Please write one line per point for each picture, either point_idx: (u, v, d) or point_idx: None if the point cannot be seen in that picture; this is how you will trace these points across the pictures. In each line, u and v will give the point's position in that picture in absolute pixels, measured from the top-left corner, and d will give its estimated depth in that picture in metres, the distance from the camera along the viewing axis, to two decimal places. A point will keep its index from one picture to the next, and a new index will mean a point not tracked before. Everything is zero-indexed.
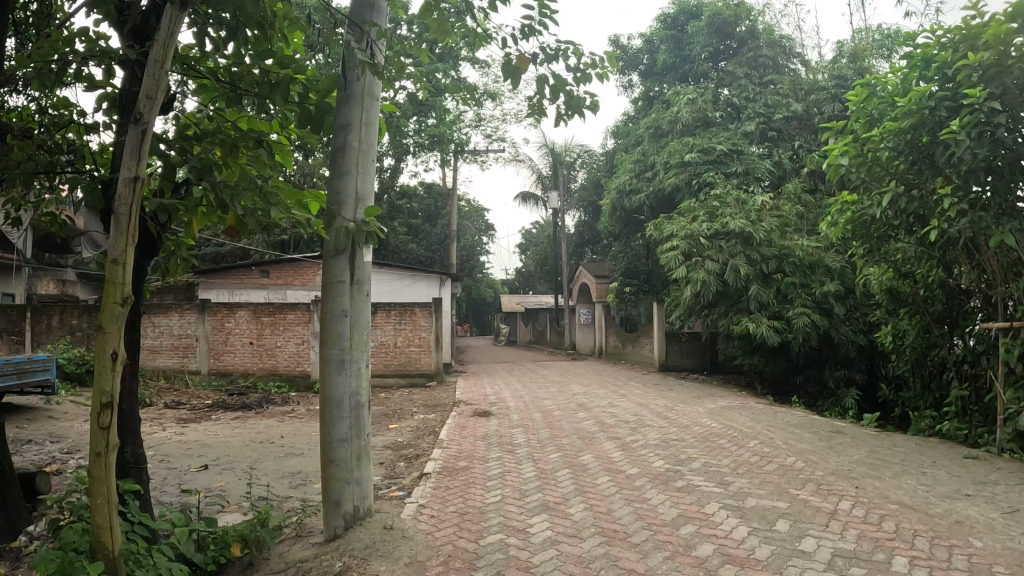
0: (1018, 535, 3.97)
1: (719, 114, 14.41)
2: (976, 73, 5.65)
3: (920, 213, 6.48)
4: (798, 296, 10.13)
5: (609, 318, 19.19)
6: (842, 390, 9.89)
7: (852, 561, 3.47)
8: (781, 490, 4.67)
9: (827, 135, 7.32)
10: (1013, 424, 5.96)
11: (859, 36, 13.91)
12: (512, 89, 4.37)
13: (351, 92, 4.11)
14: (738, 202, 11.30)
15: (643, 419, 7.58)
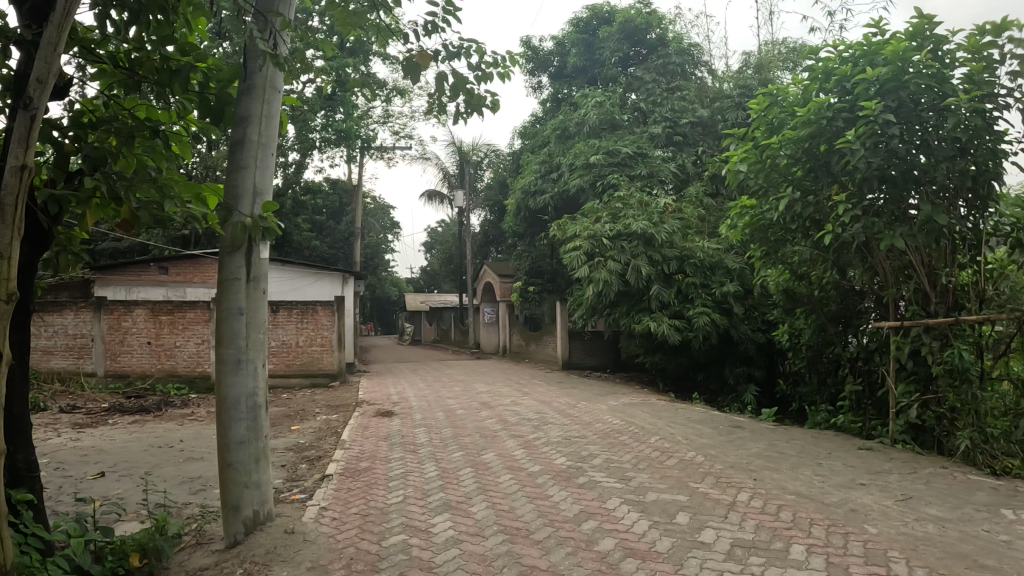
0: (910, 521, 4.12)
1: (625, 118, 14.59)
2: (874, 87, 5.83)
3: (816, 218, 6.69)
4: (698, 296, 10.37)
5: (513, 317, 19.26)
6: (742, 386, 10.38)
7: (751, 550, 3.54)
8: (681, 484, 4.74)
9: (727, 140, 7.52)
10: (905, 417, 6.20)
11: (766, 48, 14.28)
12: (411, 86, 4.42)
13: (251, 83, 4.01)
14: (640, 204, 11.40)
15: (545, 417, 7.62)
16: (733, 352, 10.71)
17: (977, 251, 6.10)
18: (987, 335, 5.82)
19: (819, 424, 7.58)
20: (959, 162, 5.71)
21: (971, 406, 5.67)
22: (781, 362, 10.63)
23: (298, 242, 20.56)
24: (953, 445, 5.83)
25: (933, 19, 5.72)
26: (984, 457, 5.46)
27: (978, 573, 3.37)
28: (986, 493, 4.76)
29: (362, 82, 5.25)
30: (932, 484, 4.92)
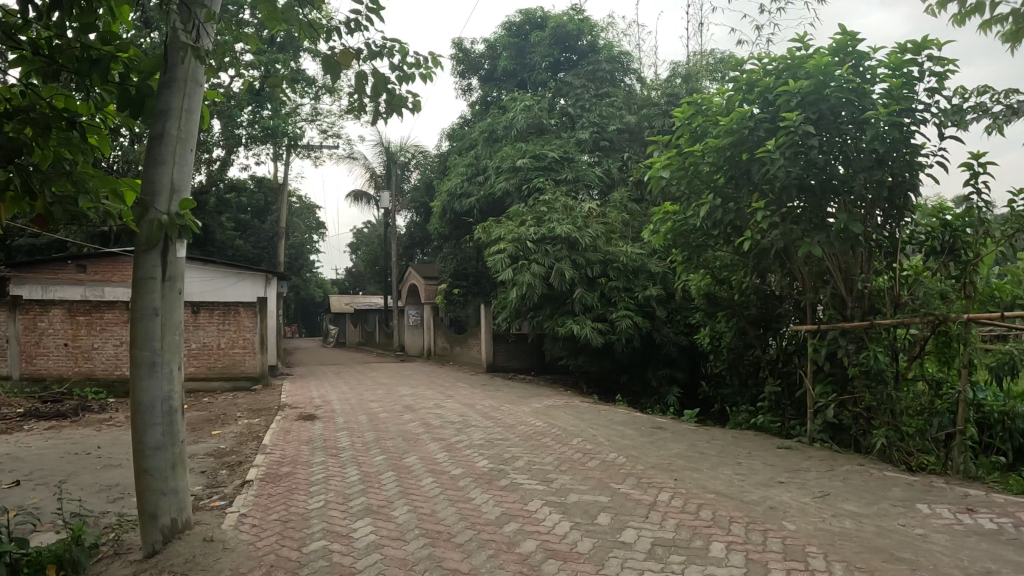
0: (827, 517, 4.21)
1: (553, 122, 14.67)
2: (795, 99, 5.94)
3: (736, 224, 6.82)
4: (620, 299, 10.46)
5: (438, 320, 19.21)
6: (665, 388, 10.51)
7: (672, 549, 3.57)
8: (603, 485, 4.76)
9: (652, 147, 7.61)
10: (822, 417, 6.35)
11: (694, 59, 14.54)
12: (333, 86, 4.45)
13: (173, 75, 3.90)
14: (565, 208, 11.43)
15: (469, 420, 7.59)
16: (656, 355, 10.83)
17: (893, 259, 6.30)
18: (902, 338, 6.00)
19: (740, 425, 7.70)
20: (876, 173, 5.87)
21: (887, 406, 5.84)
22: (703, 364, 10.79)
23: (221, 242, 20.15)
24: (869, 444, 6.00)
25: (856, 36, 5.79)
26: (898, 454, 5.64)
27: (891, 566, 3.47)
28: (899, 489, 4.90)
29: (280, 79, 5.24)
30: (849, 481, 5.04)
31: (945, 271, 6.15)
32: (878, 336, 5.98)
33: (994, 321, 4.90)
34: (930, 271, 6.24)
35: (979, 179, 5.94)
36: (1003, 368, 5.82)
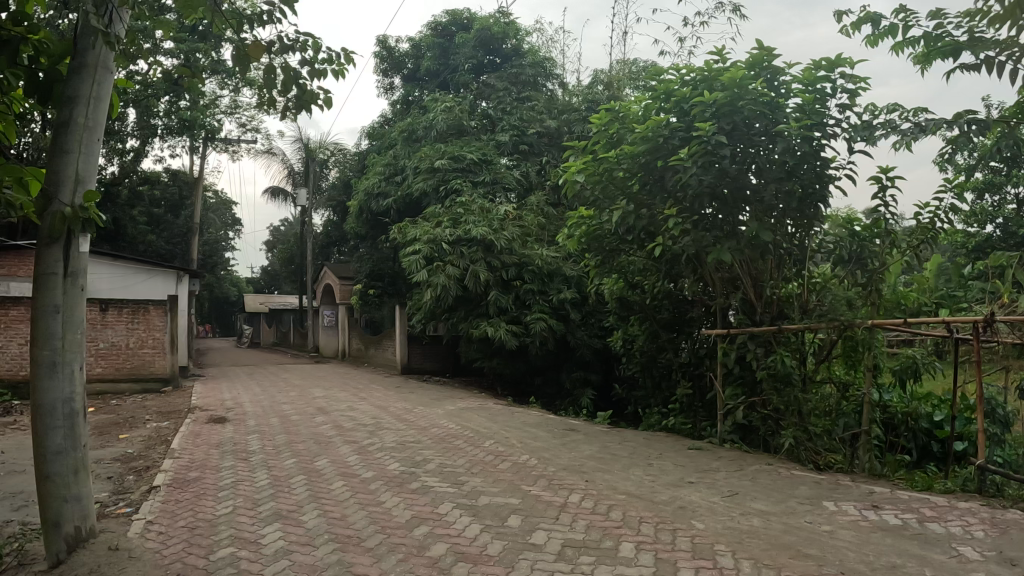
0: (735, 516, 4.29)
1: (473, 124, 14.69)
2: (709, 111, 6.04)
3: (650, 230, 6.93)
4: (535, 302, 10.51)
5: (353, 320, 19.03)
6: (578, 390, 10.62)
7: (582, 550, 3.60)
8: (514, 487, 4.77)
9: (568, 151, 7.69)
10: (732, 418, 6.49)
11: (614, 67, 14.71)
12: (243, 77, 4.41)
13: (84, 60, 3.77)
14: (482, 211, 11.39)
15: (382, 423, 7.53)
16: (569, 359, 10.91)
17: (802, 267, 6.59)
18: (809, 342, 6.17)
19: (650, 427, 7.82)
20: (786, 184, 6.03)
21: (794, 407, 5.99)
22: (615, 368, 10.94)
23: (133, 236, 19.61)
24: (777, 445, 6.15)
25: (772, 52, 5.92)
26: (807, 454, 5.81)
27: (797, 563, 3.56)
28: (806, 487, 5.04)
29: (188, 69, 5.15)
30: (757, 480, 5.15)
31: (852, 278, 6.39)
32: (787, 341, 6.16)
33: (899, 326, 5.08)
34: (838, 277, 6.44)
35: (887, 192, 6.17)
36: (906, 371, 6.18)
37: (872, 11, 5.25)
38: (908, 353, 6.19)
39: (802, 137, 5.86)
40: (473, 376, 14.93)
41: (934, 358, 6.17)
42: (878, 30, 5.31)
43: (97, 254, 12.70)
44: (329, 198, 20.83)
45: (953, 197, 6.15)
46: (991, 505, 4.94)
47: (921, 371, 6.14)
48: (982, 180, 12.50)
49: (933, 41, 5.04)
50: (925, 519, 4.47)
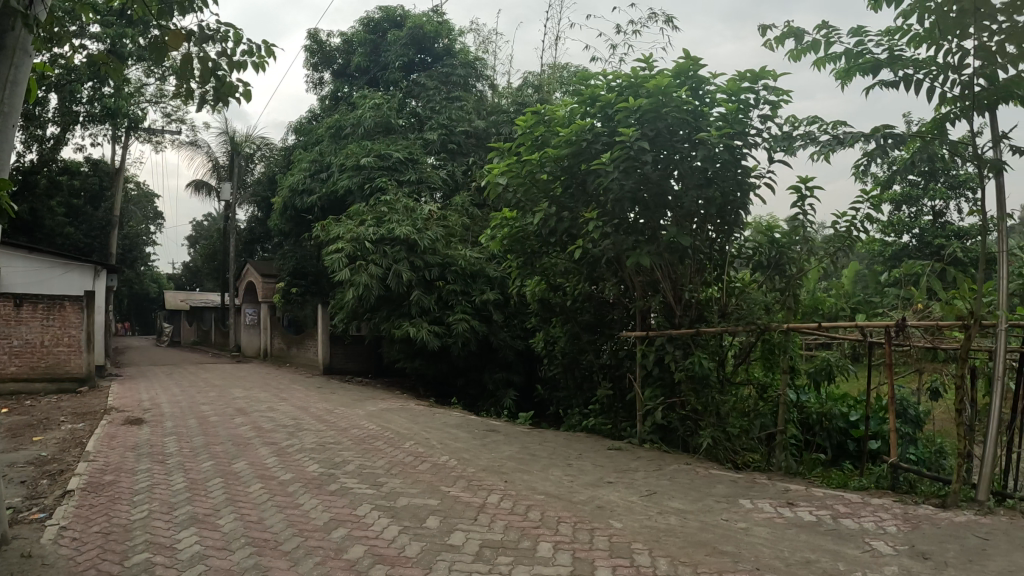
0: (653, 515, 4.37)
1: (401, 122, 14.66)
2: (633, 117, 6.13)
3: (571, 233, 7.02)
4: (458, 303, 10.53)
5: (276, 319, 18.78)
6: (501, 391, 10.69)
7: (499, 550, 3.63)
8: (433, 488, 4.78)
9: (493, 152, 7.75)
10: (652, 419, 6.60)
11: (543, 71, 14.83)
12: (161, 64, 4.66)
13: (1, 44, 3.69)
14: (406, 210, 11.28)
15: (301, 423, 7.45)
16: (491, 359, 10.95)
17: (721, 271, 6.79)
18: (727, 346, 6.31)
19: (571, 428, 7.89)
20: (706, 190, 6.18)
21: (712, 408, 6.13)
22: (537, 369, 11.02)
23: (51, 228, 19.00)
24: (695, 445, 6.30)
25: (697, 62, 6.08)
26: (725, 453, 5.97)
27: (714, 560, 3.66)
28: (723, 485, 5.15)
29: (106, 57, 5.32)
30: (675, 479, 5.25)
31: (769, 284, 6.54)
32: (705, 344, 6.29)
33: (814, 330, 5.25)
34: (756, 281, 6.66)
35: (806, 201, 6.36)
36: (820, 373, 6.41)
37: (795, 26, 5.40)
38: (823, 356, 6.42)
39: (724, 145, 6.00)
40: (395, 376, 14.86)
41: (847, 361, 6.41)
42: (800, 44, 5.47)
43: (11, 247, 12.26)
44: (254, 194, 20.48)
45: (869, 207, 6.37)
46: (903, 501, 5.16)
47: (834, 372, 6.39)
48: (895, 193, 13.00)
49: (854, 57, 5.26)
50: (838, 516, 4.63)
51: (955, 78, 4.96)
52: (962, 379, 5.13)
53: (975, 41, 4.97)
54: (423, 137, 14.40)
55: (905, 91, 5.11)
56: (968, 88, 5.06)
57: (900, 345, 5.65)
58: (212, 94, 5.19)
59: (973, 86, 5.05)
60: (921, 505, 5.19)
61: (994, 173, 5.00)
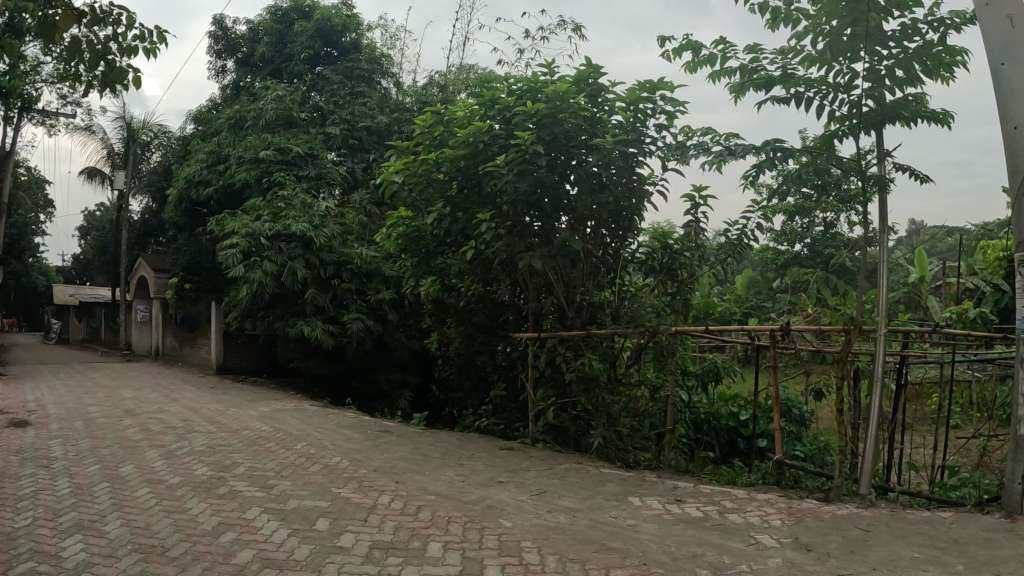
0: (543, 513, 4.48)
1: (302, 116, 14.45)
2: (531, 121, 6.27)
3: (465, 233, 7.11)
4: (353, 302, 10.50)
5: (169, 316, 18.32)
6: (396, 392, 10.65)
7: (388, 551, 3.68)
8: (324, 490, 4.79)
9: (390, 150, 7.76)
10: (544, 419, 6.76)
11: (448, 72, 14.91)
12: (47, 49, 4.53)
13: None
14: (302, 205, 11.13)
15: (192, 425, 7.32)
16: (387, 359, 10.89)
17: (614, 275, 7.01)
18: (617, 349, 6.51)
19: (465, 429, 7.97)
20: (599, 196, 6.40)
21: (602, 409, 6.35)
22: (433, 369, 11.03)
23: None
24: (587, 444, 6.50)
25: (597, 70, 6.28)
26: (617, 453, 6.19)
27: (601, 556, 3.80)
28: (613, 484, 5.31)
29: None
30: (566, 479, 5.37)
31: (663, 290, 6.87)
32: (597, 346, 6.46)
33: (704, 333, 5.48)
34: (649, 286, 6.95)
35: (698, 209, 6.82)
36: (708, 374, 6.71)
37: (694, 40, 5.59)
38: (712, 358, 6.76)
39: (618, 153, 6.22)
40: (290, 376, 14.64)
41: (734, 363, 6.72)
42: (697, 57, 5.66)
43: None
44: (147, 184, 19.86)
45: (760, 216, 6.67)
46: (787, 496, 5.43)
47: (721, 373, 6.67)
48: (787, 204, 13.63)
49: (749, 72, 5.49)
50: (724, 511, 4.83)
51: (844, 98, 5.26)
52: (843, 381, 5.47)
53: (865, 64, 5.28)
54: (325, 132, 14.28)
55: (797, 108, 5.38)
56: (857, 107, 5.36)
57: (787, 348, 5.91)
58: (102, 79, 5.08)
59: (861, 106, 5.35)
60: (806, 498, 5.48)
61: (878, 190, 5.38)
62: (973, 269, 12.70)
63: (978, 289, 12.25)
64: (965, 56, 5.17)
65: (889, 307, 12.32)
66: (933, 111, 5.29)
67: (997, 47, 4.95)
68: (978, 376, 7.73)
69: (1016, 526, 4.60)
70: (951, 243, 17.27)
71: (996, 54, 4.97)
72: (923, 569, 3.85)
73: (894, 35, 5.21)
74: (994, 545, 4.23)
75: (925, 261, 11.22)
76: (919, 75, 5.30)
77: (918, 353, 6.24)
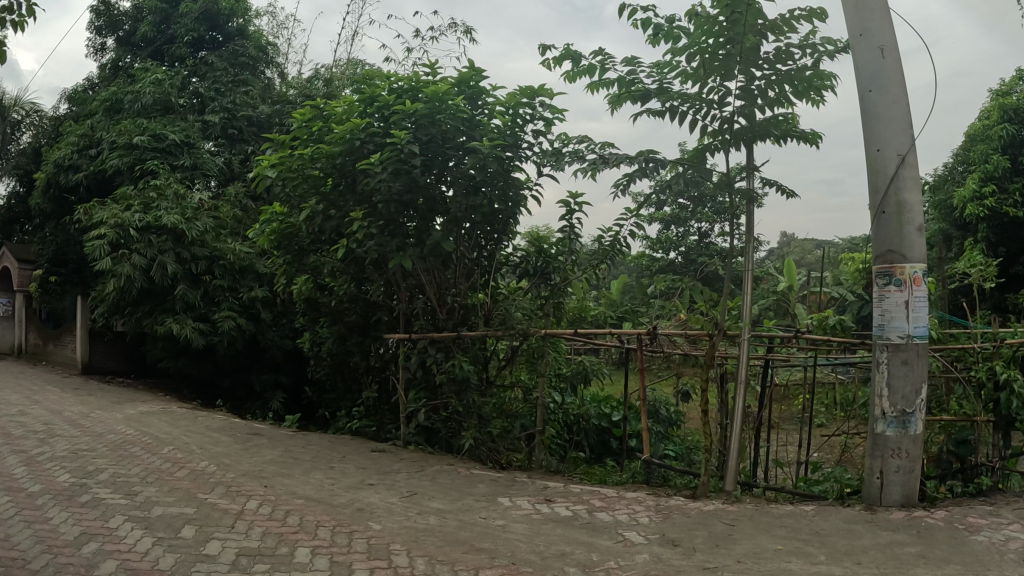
0: (412, 515, 4.58)
1: (181, 102, 14.07)
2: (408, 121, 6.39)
3: (338, 231, 7.13)
4: (225, 299, 10.32)
5: (32, 309, 17.47)
6: (269, 393, 10.40)
7: (256, 558, 3.71)
8: (190, 495, 4.74)
9: (266, 143, 7.69)
10: (415, 422, 6.85)
11: (335, 66, 14.80)
12: None
13: None
14: (175, 196, 10.83)
15: (55, 429, 7.07)
16: (260, 359, 10.68)
17: (487, 279, 7.22)
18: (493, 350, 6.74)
19: (338, 431, 7.92)
20: (473, 200, 6.64)
21: (473, 411, 6.48)
22: (307, 370, 10.83)
23: None
24: (458, 445, 6.66)
25: (478, 74, 6.44)
26: (488, 453, 6.41)
27: (470, 557, 3.93)
28: (483, 485, 5.45)
29: None
30: (437, 480, 5.48)
31: (536, 291, 7.21)
32: (467, 348, 6.61)
33: (573, 335, 5.77)
34: (522, 288, 7.23)
35: (574, 215, 7.14)
36: (576, 376, 6.82)
37: (573, 49, 5.77)
38: (579, 360, 6.84)
39: (494, 157, 6.42)
40: (160, 376, 14.18)
41: (602, 366, 6.85)
42: (577, 67, 5.85)
43: None
44: (12, 166, 18.82)
45: (635, 222, 6.97)
46: (657, 493, 5.69)
47: (590, 375, 6.80)
48: (664, 213, 14.16)
49: (626, 84, 5.69)
50: (593, 509, 5.03)
51: (717, 113, 5.53)
52: (707, 383, 5.74)
53: (739, 83, 5.56)
54: (203, 120, 13.97)
55: (671, 121, 5.63)
56: (729, 123, 5.64)
57: (655, 351, 6.26)
58: None
59: (733, 123, 5.63)
60: (674, 497, 5.71)
61: (745, 204, 5.70)
62: (837, 279, 13.48)
63: (840, 298, 12.99)
64: (833, 80, 5.52)
65: (757, 314, 12.95)
66: (803, 131, 5.64)
67: (868, 75, 5.33)
68: (839, 379, 8.21)
69: (875, 517, 4.97)
70: (816, 256, 18.28)
71: (865, 81, 5.35)
72: (785, 559, 4.16)
73: (771, 58, 5.51)
74: (854, 536, 4.59)
75: (793, 271, 12.20)
76: (789, 96, 5.63)
77: (781, 356, 6.50)
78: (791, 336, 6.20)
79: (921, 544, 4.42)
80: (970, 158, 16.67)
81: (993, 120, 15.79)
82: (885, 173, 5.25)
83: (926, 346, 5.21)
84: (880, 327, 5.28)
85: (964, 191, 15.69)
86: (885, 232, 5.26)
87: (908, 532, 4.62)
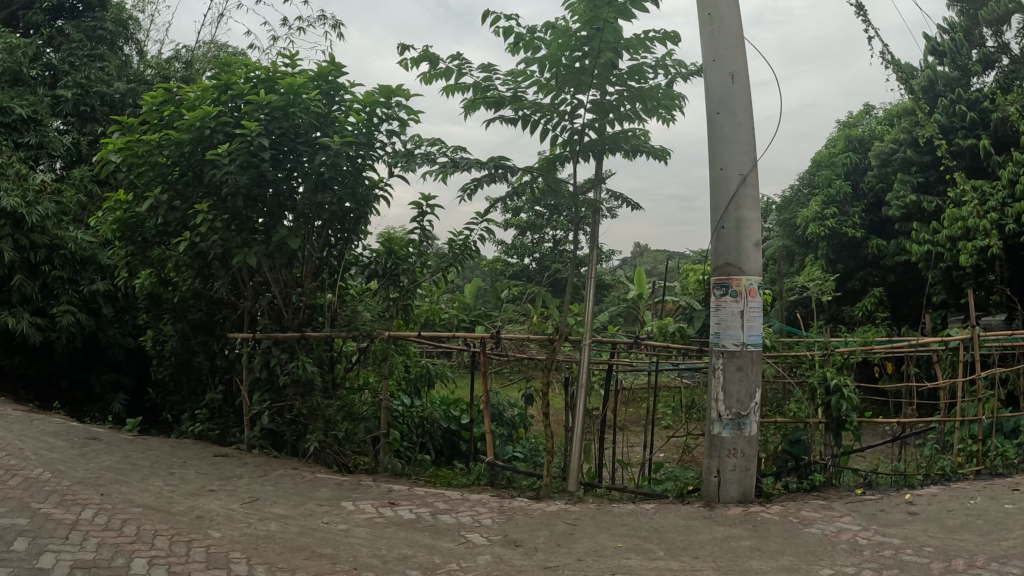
0: (254, 522, 4.60)
1: (31, 74, 13.33)
2: (261, 112, 6.37)
3: (183, 223, 7.01)
4: (64, 292, 9.89)
5: None
6: (109, 394, 10.12)
7: (89, 571, 3.66)
8: (21, 505, 4.59)
9: (112, 126, 7.45)
10: (260, 425, 6.80)
11: (201, 48, 14.39)
12: None
13: None
14: (16, 176, 10.24)
15: None
16: (99, 358, 10.36)
17: (335, 279, 7.27)
18: (345, 352, 6.86)
19: (180, 434, 7.74)
20: (320, 197, 6.67)
21: (319, 414, 6.52)
22: (149, 370, 10.62)
23: None
24: (303, 447, 6.69)
25: (337, 70, 6.47)
26: (334, 457, 6.43)
27: (312, 563, 4.01)
28: (328, 489, 5.51)
29: None
30: (280, 485, 5.49)
31: (382, 293, 7.30)
32: (311, 349, 6.66)
33: (416, 339, 5.93)
34: (371, 289, 7.35)
35: (425, 217, 7.28)
36: (421, 379, 7.26)
37: (432, 51, 5.91)
38: (422, 363, 7.29)
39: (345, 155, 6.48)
40: None
41: (445, 369, 7.35)
42: (434, 69, 5.98)
43: None
44: None
45: (485, 227, 7.15)
46: (503, 496, 5.88)
47: (433, 378, 7.29)
48: (524, 220, 14.52)
49: (481, 90, 5.88)
50: (438, 512, 5.18)
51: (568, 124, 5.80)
52: (548, 387, 5.98)
53: (592, 96, 5.84)
54: (54, 94, 13.33)
55: (523, 129, 5.85)
56: (580, 135, 5.91)
57: (500, 355, 6.52)
58: None
59: (583, 135, 5.90)
60: (519, 497, 5.94)
61: (591, 214, 5.98)
62: (685, 291, 14.18)
63: (686, 308, 13.61)
64: (680, 100, 5.87)
65: (610, 321, 13.44)
66: (652, 146, 5.97)
67: (717, 98, 5.69)
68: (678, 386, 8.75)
69: (711, 514, 5.33)
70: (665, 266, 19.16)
71: (714, 103, 5.72)
72: (623, 557, 4.43)
73: (625, 74, 5.80)
74: (691, 532, 4.93)
75: (645, 280, 12.76)
76: (640, 112, 5.95)
77: (624, 362, 6.70)
78: (632, 342, 6.53)
79: (755, 538, 4.79)
80: (816, 181, 17.69)
81: (841, 148, 17.31)
82: (726, 191, 5.64)
83: (759, 353, 5.64)
84: (717, 334, 5.65)
85: (809, 212, 16.73)
86: (723, 246, 5.65)
87: (743, 527, 4.99)
